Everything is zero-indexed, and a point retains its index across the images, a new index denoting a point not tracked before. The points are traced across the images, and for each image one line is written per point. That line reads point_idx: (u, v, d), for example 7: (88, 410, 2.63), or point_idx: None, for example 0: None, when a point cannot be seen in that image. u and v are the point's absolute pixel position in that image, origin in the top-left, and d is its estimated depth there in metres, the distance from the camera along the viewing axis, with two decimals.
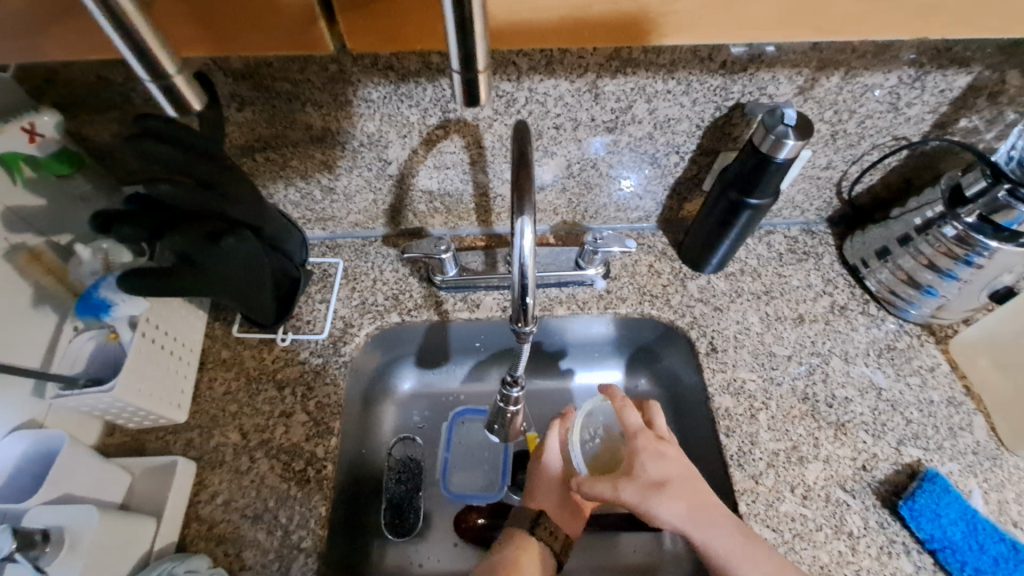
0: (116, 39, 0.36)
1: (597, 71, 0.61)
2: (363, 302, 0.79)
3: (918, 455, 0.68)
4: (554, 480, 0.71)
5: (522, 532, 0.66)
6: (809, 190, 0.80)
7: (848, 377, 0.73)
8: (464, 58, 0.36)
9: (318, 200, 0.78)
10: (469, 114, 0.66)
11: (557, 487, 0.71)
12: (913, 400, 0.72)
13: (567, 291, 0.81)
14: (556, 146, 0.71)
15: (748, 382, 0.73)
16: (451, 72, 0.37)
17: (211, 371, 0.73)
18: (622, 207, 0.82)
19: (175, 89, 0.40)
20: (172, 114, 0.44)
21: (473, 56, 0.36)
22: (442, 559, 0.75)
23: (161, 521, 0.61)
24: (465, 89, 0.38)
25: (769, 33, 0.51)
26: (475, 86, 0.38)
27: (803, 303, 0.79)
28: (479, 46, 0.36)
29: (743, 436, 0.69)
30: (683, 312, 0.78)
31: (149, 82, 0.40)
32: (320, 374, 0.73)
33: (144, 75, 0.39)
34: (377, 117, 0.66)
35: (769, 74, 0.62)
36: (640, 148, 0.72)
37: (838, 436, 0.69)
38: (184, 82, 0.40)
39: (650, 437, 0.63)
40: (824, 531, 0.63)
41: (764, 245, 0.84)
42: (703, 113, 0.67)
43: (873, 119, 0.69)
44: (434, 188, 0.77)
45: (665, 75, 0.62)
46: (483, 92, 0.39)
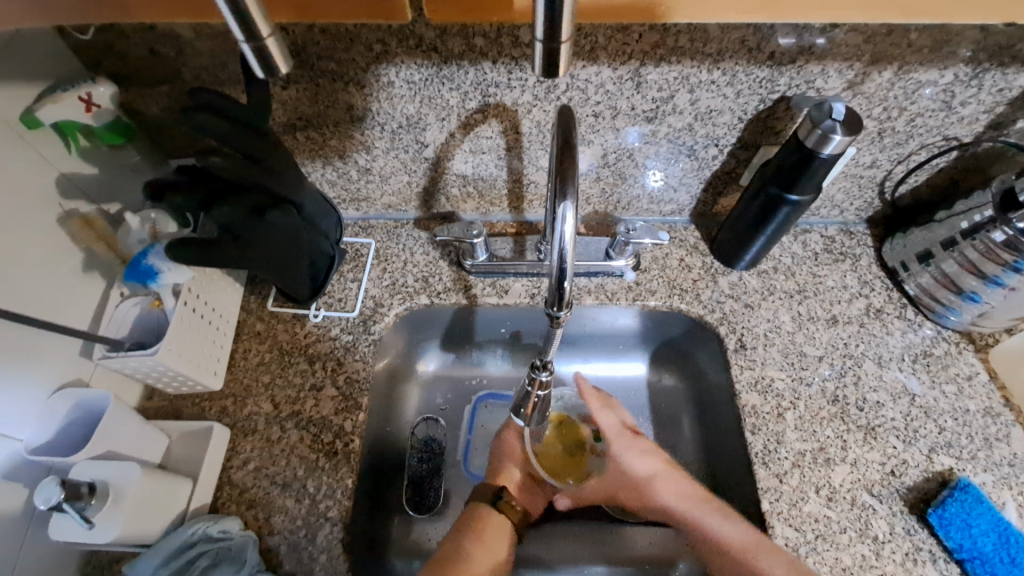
0: (222, 6, 0.35)
1: (641, 60, 0.61)
2: (394, 283, 0.81)
3: (950, 464, 0.66)
4: (513, 457, 0.74)
5: (485, 506, 0.67)
6: (850, 188, 0.78)
7: (881, 382, 0.72)
8: (553, 32, 0.36)
9: (354, 180, 0.79)
10: (509, 99, 0.66)
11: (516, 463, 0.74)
12: (948, 408, 0.70)
13: (596, 281, 0.81)
14: (593, 135, 0.71)
15: (776, 380, 0.72)
16: (535, 40, 0.37)
17: (246, 342, 0.75)
18: (656, 200, 0.82)
19: (266, 53, 0.39)
20: (260, 77, 0.42)
21: (559, 29, 0.36)
22: None
23: (196, 483, 0.63)
24: (546, 61, 0.38)
25: (850, 12, 0.50)
26: (556, 57, 0.38)
27: (837, 304, 0.77)
28: (567, 22, 0.36)
29: (769, 434, 0.68)
30: (713, 307, 0.78)
31: (242, 43, 0.38)
32: (350, 351, 0.75)
33: (238, 35, 0.37)
34: (417, 99, 0.67)
35: (819, 67, 0.61)
36: (678, 140, 0.71)
37: (868, 439, 0.68)
38: (276, 44, 0.39)
39: (627, 435, 0.73)
40: (848, 534, 0.62)
41: (800, 244, 0.83)
42: (746, 105, 0.66)
43: (924, 118, 0.67)
44: (469, 173, 0.78)
45: (710, 65, 0.61)
46: (563, 64, 0.38)
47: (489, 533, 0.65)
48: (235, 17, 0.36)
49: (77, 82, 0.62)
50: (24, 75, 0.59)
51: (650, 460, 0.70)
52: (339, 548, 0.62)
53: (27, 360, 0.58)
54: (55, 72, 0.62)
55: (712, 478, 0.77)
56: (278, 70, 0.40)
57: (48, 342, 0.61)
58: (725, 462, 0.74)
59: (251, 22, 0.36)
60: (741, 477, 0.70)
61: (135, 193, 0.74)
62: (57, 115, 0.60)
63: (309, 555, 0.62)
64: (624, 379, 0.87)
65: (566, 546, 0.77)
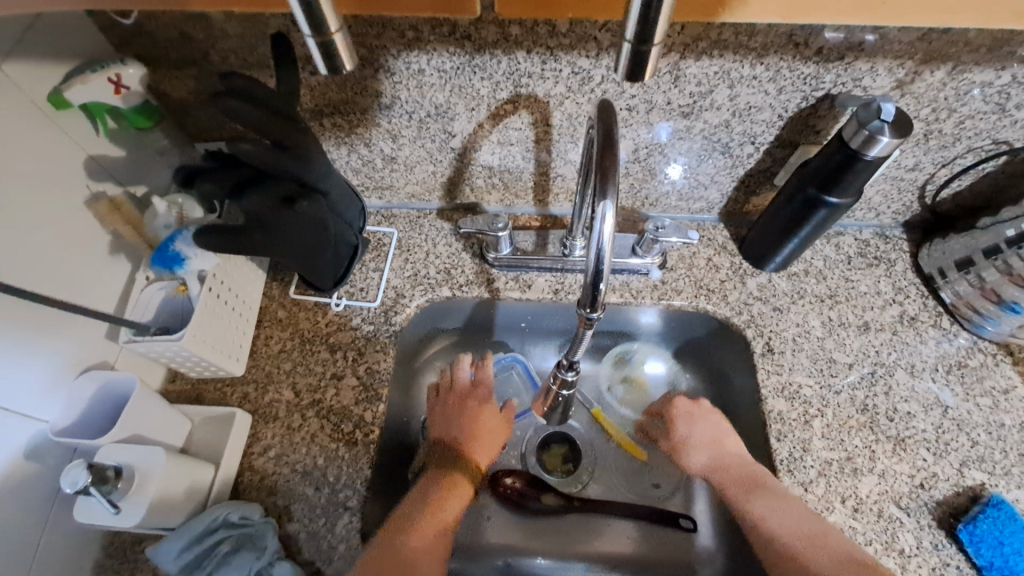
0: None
1: (681, 53, 0.58)
2: (416, 274, 0.80)
3: (982, 479, 0.65)
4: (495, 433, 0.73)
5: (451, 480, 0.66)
6: (889, 191, 0.75)
7: (912, 392, 0.70)
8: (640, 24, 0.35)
9: (379, 168, 0.78)
10: (542, 90, 0.65)
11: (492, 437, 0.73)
12: (981, 422, 0.68)
13: (621, 279, 0.79)
14: (626, 128, 0.69)
15: (804, 387, 0.70)
16: (622, 43, 0.37)
17: (267, 329, 0.75)
18: (685, 197, 0.79)
19: (333, 48, 0.38)
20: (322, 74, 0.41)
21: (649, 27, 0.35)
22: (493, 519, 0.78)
23: (218, 468, 0.64)
24: (631, 64, 0.37)
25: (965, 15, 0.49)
26: (643, 60, 0.37)
27: (869, 310, 0.75)
28: (660, 27, 0.35)
29: (795, 441, 0.67)
30: (740, 309, 0.76)
31: (308, 38, 0.37)
32: (371, 341, 0.75)
33: (306, 29, 0.36)
34: (447, 88, 0.65)
35: (868, 64, 0.58)
36: (713, 136, 0.69)
37: (897, 450, 0.66)
38: (343, 40, 0.38)
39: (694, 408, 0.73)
40: (874, 547, 0.61)
41: (832, 246, 0.80)
42: (787, 102, 0.63)
43: (974, 120, 0.64)
44: (495, 164, 0.76)
45: (754, 59, 0.59)
46: (648, 68, 0.38)
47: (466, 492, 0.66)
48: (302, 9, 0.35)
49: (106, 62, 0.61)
50: (52, 56, 0.58)
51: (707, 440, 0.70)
52: (357, 539, 0.62)
53: (54, 342, 0.59)
54: (84, 51, 0.61)
55: None
56: (343, 66, 0.39)
57: (76, 323, 0.61)
58: None
59: (319, 16, 0.35)
60: None
61: (161, 177, 0.74)
62: (85, 95, 0.60)
63: (326, 544, 0.62)
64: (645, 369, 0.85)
65: (583, 542, 0.78)
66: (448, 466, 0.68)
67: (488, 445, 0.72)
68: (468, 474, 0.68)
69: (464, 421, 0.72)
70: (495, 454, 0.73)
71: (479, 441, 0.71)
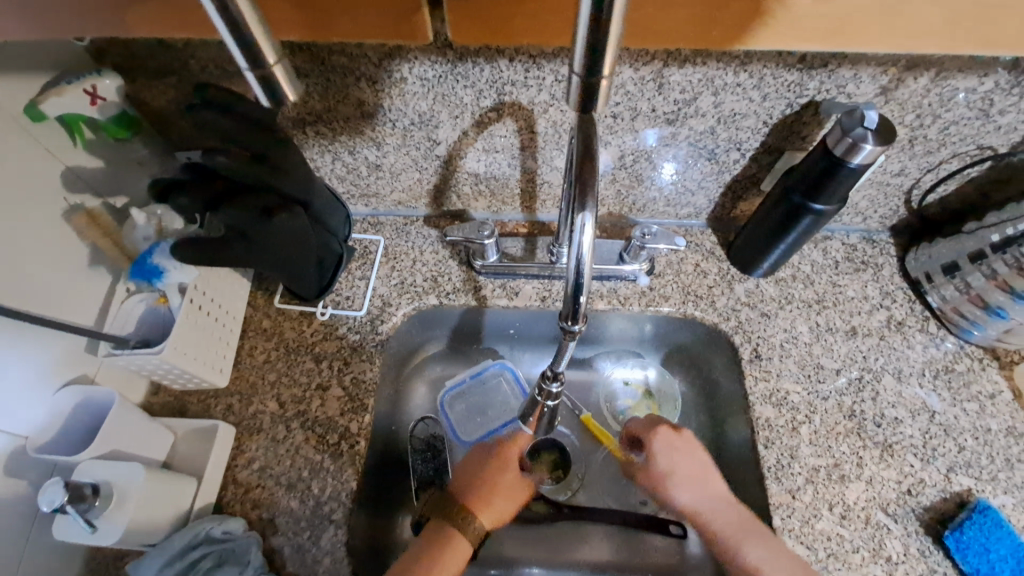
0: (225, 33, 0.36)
1: (664, 60, 0.58)
2: (402, 282, 0.79)
3: (970, 484, 0.65)
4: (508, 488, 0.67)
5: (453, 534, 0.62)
6: (875, 196, 0.75)
7: (900, 397, 0.70)
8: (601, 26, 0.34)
9: (364, 176, 0.77)
10: (525, 97, 0.64)
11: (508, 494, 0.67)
12: (967, 426, 0.68)
13: (608, 285, 0.79)
14: (611, 136, 0.68)
15: (792, 393, 0.70)
16: (572, 74, 0.40)
17: (252, 339, 0.74)
18: (672, 202, 0.79)
19: (273, 79, 0.39)
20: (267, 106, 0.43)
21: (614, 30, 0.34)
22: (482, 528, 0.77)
23: (201, 482, 0.63)
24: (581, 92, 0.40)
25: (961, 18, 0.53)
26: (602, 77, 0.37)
27: (857, 315, 0.75)
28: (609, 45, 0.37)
29: (782, 448, 0.67)
30: (728, 315, 0.76)
31: (247, 71, 0.39)
32: (357, 350, 0.74)
33: (242, 62, 0.38)
34: (430, 96, 0.65)
35: (852, 71, 0.58)
36: (699, 142, 0.68)
37: (884, 456, 0.66)
38: (283, 72, 0.39)
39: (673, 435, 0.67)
40: (861, 554, 0.61)
41: (820, 251, 0.80)
42: (772, 109, 0.63)
43: (959, 126, 0.64)
44: (481, 171, 0.76)
45: (737, 67, 0.58)
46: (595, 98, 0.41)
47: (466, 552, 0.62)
48: (237, 39, 0.36)
49: (82, 75, 0.60)
50: (26, 66, 0.57)
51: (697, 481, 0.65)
52: (342, 552, 0.62)
53: (32, 357, 0.58)
54: (59, 61, 0.60)
55: None
56: (286, 99, 0.41)
57: (54, 337, 0.60)
58: (738, 474, 0.73)
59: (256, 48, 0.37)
60: (752, 491, 0.68)
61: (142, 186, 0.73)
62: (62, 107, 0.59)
63: (311, 558, 0.62)
64: (629, 389, 0.86)
65: (573, 550, 0.77)
66: (448, 520, 0.63)
67: (500, 507, 0.66)
68: (472, 534, 0.63)
69: (479, 476, 0.67)
70: (504, 517, 0.67)
71: (491, 503, 0.66)
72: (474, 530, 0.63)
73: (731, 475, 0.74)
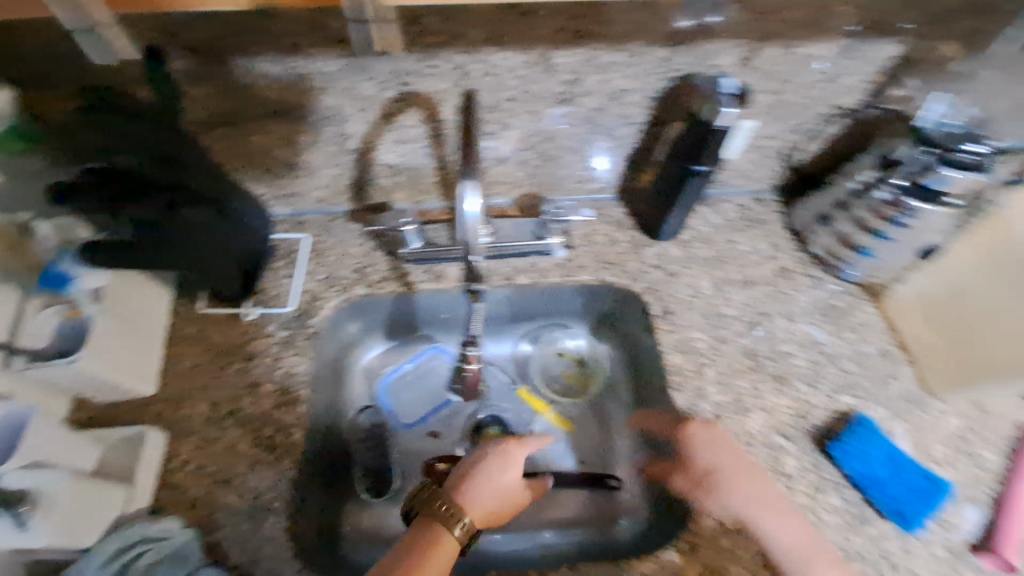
0: None
1: (547, 44, 0.64)
2: (330, 276, 0.81)
3: (851, 402, 0.73)
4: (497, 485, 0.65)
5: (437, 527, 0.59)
6: (757, 159, 0.84)
7: (790, 334, 0.78)
8: None
9: (281, 175, 0.79)
10: (425, 87, 0.68)
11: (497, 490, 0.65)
12: (848, 353, 0.77)
13: (528, 261, 0.84)
14: (512, 119, 0.73)
15: (698, 341, 0.77)
16: None
17: (179, 345, 0.75)
18: (581, 179, 0.85)
19: None
20: None
21: None
22: None
23: (132, 488, 0.63)
24: None
25: None
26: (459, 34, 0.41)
27: (750, 267, 0.84)
28: None
29: (691, 391, 0.74)
30: (638, 278, 0.82)
31: None
32: (288, 346, 0.75)
33: None
34: (334, 91, 0.67)
35: (713, 46, 0.65)
36: (593, 120, 0.74)
37: (779, 387, 0.74)
38: None
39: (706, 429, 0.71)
40: (762, 473, 0.68)
41: (717, 213, 0.88)
42: (652, 84, 0.70)
43: (812, 90, 0.72)
44: (397, 162, 0.79)
45: (614, 47, 0.65)
46: None
47: (450, 553, 0.58)
48: None
49: None
50: None
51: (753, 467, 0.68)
52: (285, 537, 0.64)
53: None
54: None
55: (650, 437, 0.82)
56: None
57: None
58: (659, 422, 0.79)
59: None
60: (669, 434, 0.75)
61: None
62: None
63: (254, 546, 0.63)
64: (563, 359, 0.93)
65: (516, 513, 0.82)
66: (433, 513, 0.60)
67: (490, 509, 0.63)
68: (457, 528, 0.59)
69: (474, 470, 0.65)
70: (492, 514, 0.63)
71: (482, 506, 0.63)
72: (462, 527, 0.59)
73: (653, 424, 0.80)
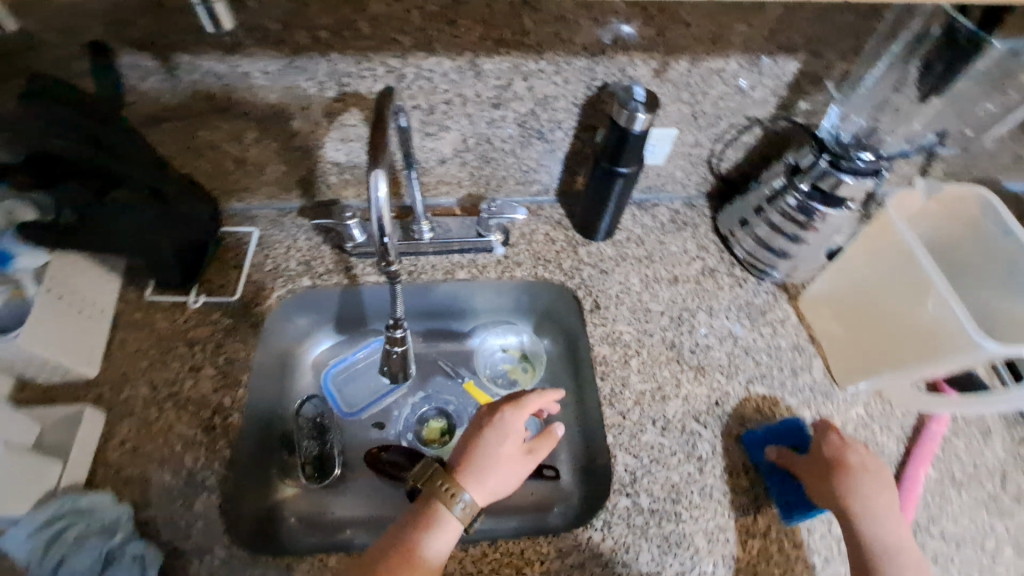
0: None
1: (473, 50, 0.69)
2: (275, 268, 0.84)
3: (764, 391, 0.78)
4: (502, 455, 0.64)
5: (435, 509, 0.59)
6: (685, 166, 0.89)
7: (711, 328, 0.83)
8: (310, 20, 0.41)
9: (229, 170, 0.82)
10: (364, 88, 0.72)
11: (505, 460, 0.64)
12: (763, 346, 0.82)
13: (468, 257, 0.88)
14: (449, 121, 0.78)
15: (625, 333, 0.82)
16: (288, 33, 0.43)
17: (122, 331, 0.77)
18: (521, 180, 0.90)
19: None
20: None
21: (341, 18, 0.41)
22: (367, 490, 0.82)
23: (67, 464, 0.64)
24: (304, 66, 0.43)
25: None
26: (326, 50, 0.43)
27: (678, 266, 0.89)
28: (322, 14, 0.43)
29: (615, 379, 0.78)
30: (573, 275, 0.87)
31: None
32: (230, 333, 0.78)
33: None
34: (277, 88, 0.71)
35: (626, 58, 0.71)
36: (526, 124, 0.80)
37: (698, 376, 0.79)
38: None
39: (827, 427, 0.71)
40: (678, 456, 0.73)
41: (649, 216, 0.94)
42: (576, 91, 0.75)
43: (725, 101, 0.79)
44: (343, 160, 0.83)
45: (536, 55, 0.70)
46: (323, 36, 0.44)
47: (453, 533, 0.59)
48: None
49: None
50: None
51: (854, 447, 0.68)
52: (216, 514, 0.66)
53: None
54: None
55: (581, 427, 0.85)
56: None
57: None
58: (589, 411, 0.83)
59: None
60: (596, 421, 0.79)
61: None
62: None
63: (185, 522, 0.65)
64: (507, 355, 0.95)
65: None
66: (433, 494, 0.60)
67: (495, 483, 0.63)
68: (458, 508, 0.60)
69: (473, 448, 0.64)
70: (499, 489, 0.63)
71: (486, 480, 0.62)
72: (463, 506, 0.60)
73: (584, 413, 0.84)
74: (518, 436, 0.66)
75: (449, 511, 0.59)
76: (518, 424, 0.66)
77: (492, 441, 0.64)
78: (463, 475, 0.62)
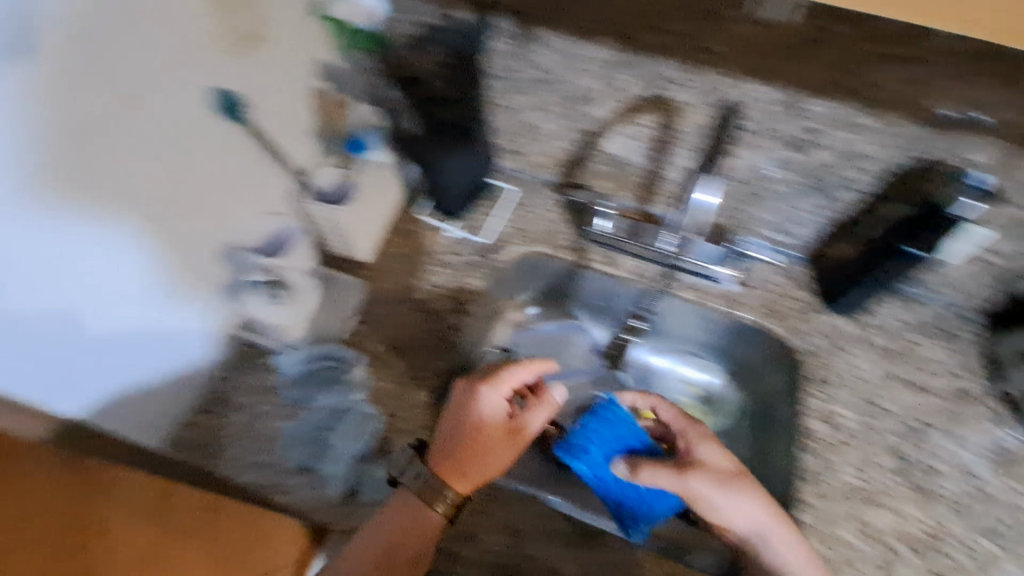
0: None
1: (806, 89, 0.67)
2: (523, 228, 0.93)
3: (997, 549, 0.68)
4: (486, 443, 0.66)
5: (416, 509, 0.64)
6: (974, 275, 0.77)
7: (949, 455, 0.74)
8: None
9: (517, 134, 0.92)
10: (678, 97, 0.75)
11: (489, 447, 0.66)
12: (1012, 502, 0.71)
13: (698, 280, 0.90)
14: (743, 148, 0.79)
15: (843, 418, 0.77)
16: None
17: (394, 236, 0.91)
18: (779, 228, 0.87)
19: None
20: None
21: None
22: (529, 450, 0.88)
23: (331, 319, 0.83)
24: None
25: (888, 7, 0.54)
26: None
27: (930, 376, 0.79)
28: None
29: (820, 459, 0.74)
30: (802, 338, 0.83)
31: None
32: (473, 268, 0.90)
33: None
34: (597, 76, 0.77)
35: (978, 139, 0.64)
36: (818, 176, 0.78)
37: (917, 497, 0.71)
38: None
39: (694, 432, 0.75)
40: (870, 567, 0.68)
41: (908, 309, 0.85)
42: (890, 157, 0.71)
43: None
44: (618, 155, 0.88)
45: (869, 110, 0.66)
46: None
47: (426, 530, 0.64)
48: None
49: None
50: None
51: (714, 456, 0.72)
52: None
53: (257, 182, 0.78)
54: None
55: None
56: None
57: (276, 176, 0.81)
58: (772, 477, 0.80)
59: None
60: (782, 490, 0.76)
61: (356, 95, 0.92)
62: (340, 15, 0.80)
63: None
64: (687, 389, 0.98)
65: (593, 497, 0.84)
66: (421, 497, 0.64)
67: (479, 474, 0.66)
68: (446, 503, 0.64)
69: (463, 437, 0.66)
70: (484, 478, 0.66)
71: (475, 469, 0.65)
72: (448, 502, 0.65)
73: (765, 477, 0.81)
74: (485, 418, 0.67)
75: (424, 502, 0.64)
76: (484, 406, 0.68)
77: (473, 427, 0.66)
78: (451, 470, 0.65)
